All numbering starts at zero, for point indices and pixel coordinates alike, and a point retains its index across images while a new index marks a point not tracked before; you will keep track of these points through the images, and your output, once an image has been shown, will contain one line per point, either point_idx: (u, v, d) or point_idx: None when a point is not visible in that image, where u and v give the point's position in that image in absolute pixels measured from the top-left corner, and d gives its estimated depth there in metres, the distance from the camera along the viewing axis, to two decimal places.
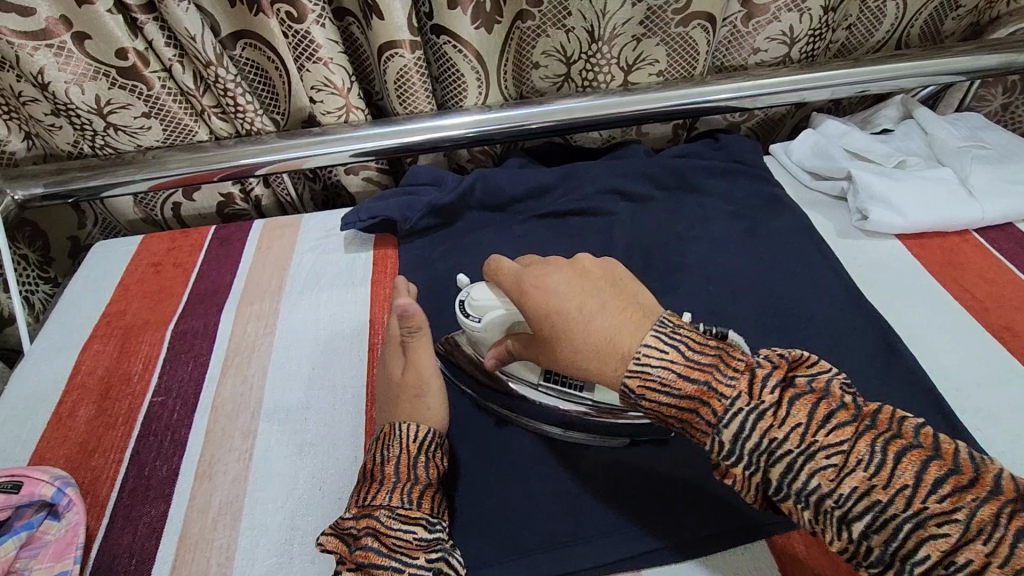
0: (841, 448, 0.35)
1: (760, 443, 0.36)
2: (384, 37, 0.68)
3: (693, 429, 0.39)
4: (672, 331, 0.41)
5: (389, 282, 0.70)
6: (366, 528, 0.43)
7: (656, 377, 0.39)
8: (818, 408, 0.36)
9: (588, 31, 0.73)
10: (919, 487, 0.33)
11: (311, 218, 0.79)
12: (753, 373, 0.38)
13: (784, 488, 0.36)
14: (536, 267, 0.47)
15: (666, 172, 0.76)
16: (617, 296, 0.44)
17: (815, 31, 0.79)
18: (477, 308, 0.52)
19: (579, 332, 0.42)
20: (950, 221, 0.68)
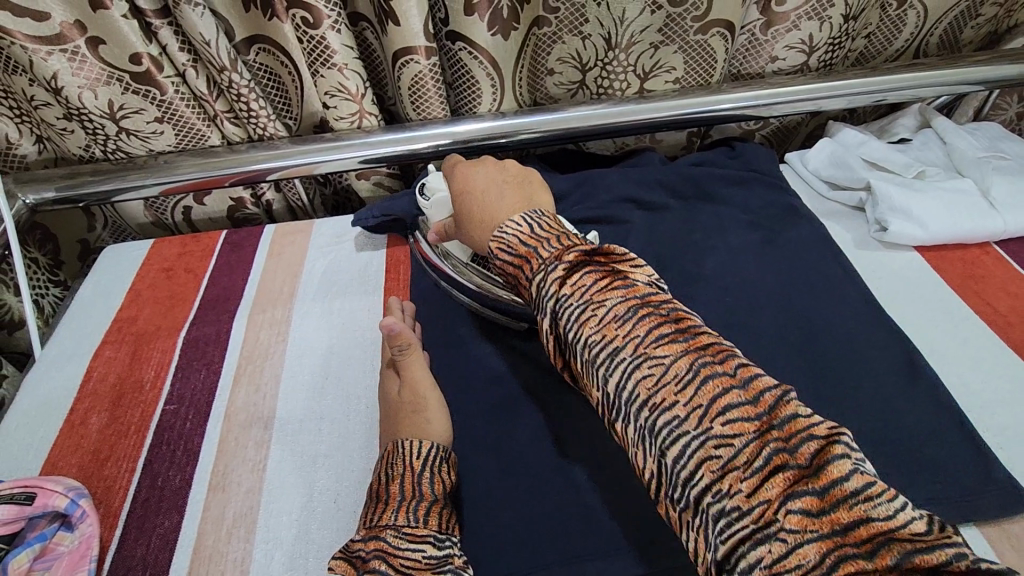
0: (605, 306, 0.42)
1: (578, 329, 0.42)
2: (399, 44, 0.67)
3: (519, 281, 0.49)
4: (536, 217, 0.51)
5: (402, 289, 0.70)
6: (372, 547, 0.43)
7: (506, 242, 0.50)
8: (604, 280, 0.43)
9: (605, 39, 0.72)
10: (648, 340, 0.40)
11: (323, 224, 0.78)
12: (573, 245, 0.47)
13: (565, 338, 0.43)
14: (470, 165, 0.63)
15: (682, 181, 0.75)
16: (516, 191, 0.58)
17: (835, 39, 0.78)
18: (429, 192, 0.68)
19: (478, 207, 0.56)
20: (971, 233, 0.67)
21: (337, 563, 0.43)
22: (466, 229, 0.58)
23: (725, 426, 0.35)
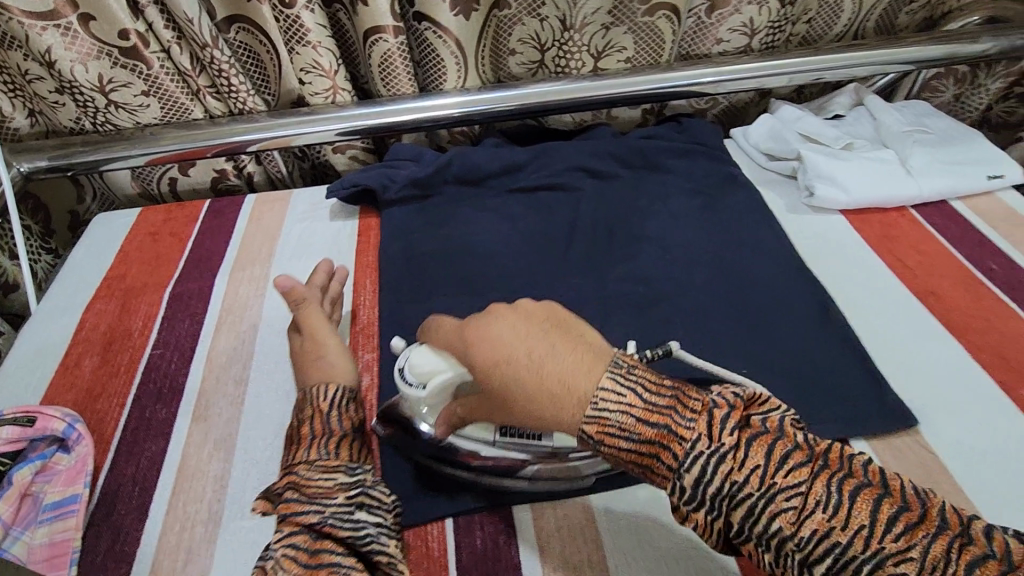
0: (798, 490, 0.34)
1: (721, 488, 0.35)
2: (369, 23, 0.73)
3: (655, 473, 0.37)
4: (627, 372, 0.38)
5: (372, 250, 0.76)
6: (289, 479, 0.46)
7: (615, 423, 0.37)
8: (774, 450, 0.35)
9: (560, 20, 0.78)
10: (877, 527, 0.33)
11: (300, 193, 0.84)
12: (706, 409, 0.36)
13: (748, 532, 0.35)
14: (480, 318, 0.43)
15: (632, 152, 0.82)
16: (568, 341, 0.40)
17: (774, 23, 0.85)
18: (419, 375, 0.49)
19: (526, 383, 0.39)
20: (889, 198, 0.74)
21: (259, 502, 0.46)
22: (518, 410, 0.40)
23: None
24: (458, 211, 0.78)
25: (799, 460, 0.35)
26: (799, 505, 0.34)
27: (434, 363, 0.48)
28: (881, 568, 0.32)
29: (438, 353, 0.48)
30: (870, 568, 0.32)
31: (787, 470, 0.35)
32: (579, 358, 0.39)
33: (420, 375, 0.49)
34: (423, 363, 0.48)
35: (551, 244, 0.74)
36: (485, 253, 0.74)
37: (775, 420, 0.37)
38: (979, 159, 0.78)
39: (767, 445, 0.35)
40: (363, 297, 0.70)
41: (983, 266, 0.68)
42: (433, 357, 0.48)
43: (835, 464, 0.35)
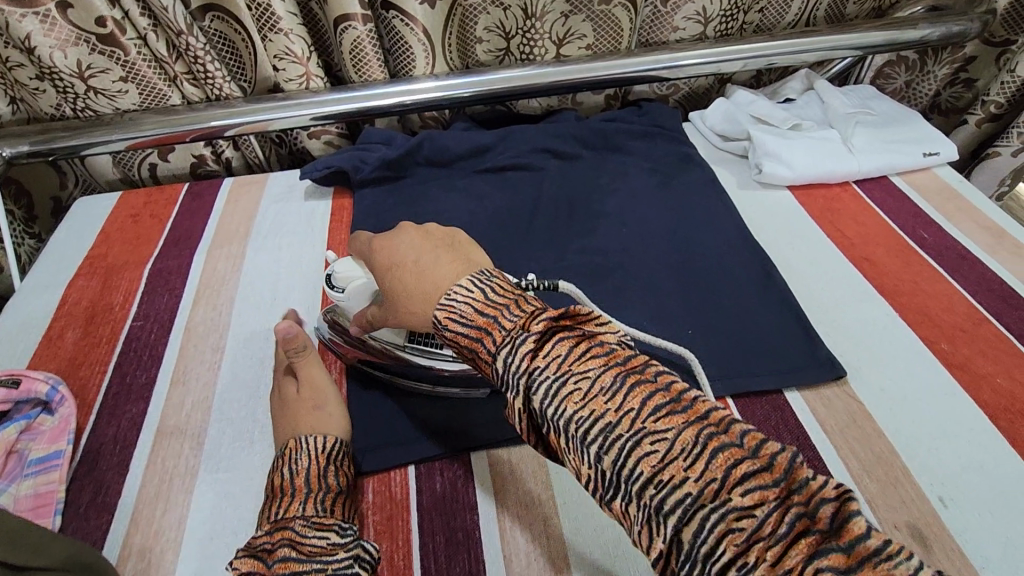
0: (587, 375, 0.37)
1: (569, 412, 0.36)
2: (337, 11, 0.77)
3: (480, 359, 0.41)
4: (485, 279, 0.44)
5: (344, 228, 0.79)
6: (281, 540, 0.44)
7: (457, 311, 0.42)
8: (578, 345, 0.38)
9: (523, 8, 0.82)
10: (644, 412, 0.35)
11: (276, 176, 0.87)
12: (536, 311, 0.41)
13: (541, 413, 0.37)
14: (388, 235, 0.53)
15: (593, 134, 0.86)
16: (451, 254, 0.49)
17: (726, 11, 0.90)
18: (341, 280, 0.58)
19: (407, 279, 0.48)
20: (831, 173, 0.79)
21: (240, 561, 0.43)
22: (399, 304, 0.48)
23: (744, 497, 0.31)
24: (428, 190, 0.82)
25: (671, 408, 0.34)
26: (661, 451, 0.33)
27: (353, 270, 0.58)
28: (723, 521, 0.31)
29: (357, 263, 0.58)
30: (715, 520, 0.31)
31: (658, 416, 0.34)
32: (451, 265, 0.47)
33: (342, 281, 0.58)
34: (345, 270, 0.58)
35: (515, 220, 0.78)
36: (452, 229, 0.78)
37: (667, 375, 0.37)
38: (918, 137, 0.83)
39: (644, 391, 0.35)
40: (336, 271, 0.74)
41: (915, 235, 0.73)
42: (354, 265, 0.58)
43: (712, 419, 0.34)
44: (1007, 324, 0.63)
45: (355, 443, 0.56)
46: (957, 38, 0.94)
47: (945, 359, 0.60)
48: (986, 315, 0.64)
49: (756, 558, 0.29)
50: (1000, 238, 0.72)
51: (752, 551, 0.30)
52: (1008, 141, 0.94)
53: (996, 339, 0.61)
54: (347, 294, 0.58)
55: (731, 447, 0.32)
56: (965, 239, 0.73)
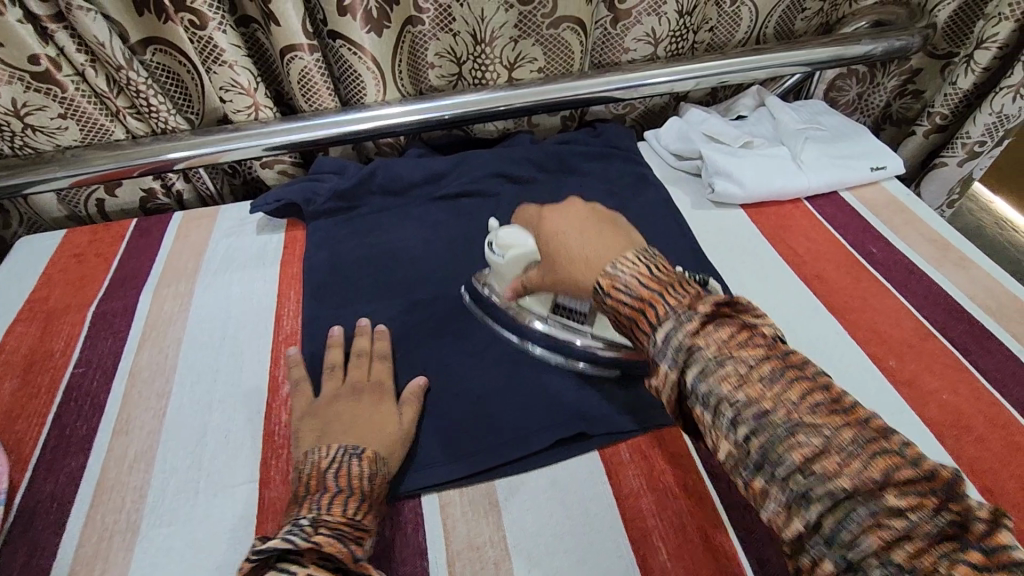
0: (747, 362, 0.42)
1: (686, 347, 0.43)
2: (283, 42, 0.76)
3: (639, 328, 0.47)
4: (648, 258, 0.50)
5: (297, 261, 0.78)
6: (357, 537, 0.46)
7: (622, 281, 0.49)
8: (740, 333, 0.44)
9: (472, 35, 0.82)
10: (801, 405, 0.40)
11: (228, 208, 0.86)
12: (699, 294, 0.46)
13: (694, 389, 0.43)
14: (555, 206, 0.61)
15: (547, 157, 0.86)
16: (612, 231, 0.55)
17: (675, 32, 0.91)
18: (501, 245, 0.62)
19: (571, 246, 0.55)
20: (781, 191, 0.80)
21: (329, 544, 0.43)
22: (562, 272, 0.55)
23: (813, 420, 0.39)
24: (383, 219, 0.81)
25: (759, 345, 0.43)
26: (742, 375, 0.41)
27: (517, 239, 0.61)
28: (793, 434, 0.39)
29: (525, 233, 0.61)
30: (785, 432, 0.39)
31: (746, 348, 0.43)
32: (615, 238, 0.54)
33: (505, 246, 0.62)
34: (507, 237, 0.61)
35: (472, 247, 0.78)
36: (408, 258, 0.77)
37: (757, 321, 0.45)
38: (865, 151, 0.85)
39: (736, 330, 0.44)
40: (287, 307, 0.72)
41: (864, 250, 0.75)
42: (519, 234, 0.61)
43: (793, 361, 0.42)
44: (952, 338, 0.64)
45: None
46: (899, 53, 0.96)
47: (892, 375, 0.61)
48: (931, 330, 0.65)
49: (822, 465, 0.37)
50: (944, 250, 0.74)
51: (818, 461, 0.37)
52: (954, 151, 0.96)
53: (941, 353, 0.63)
54: (506, 260, 0.62)
55: (891, 454, 0.37)
56: (911, 252, 0.74)
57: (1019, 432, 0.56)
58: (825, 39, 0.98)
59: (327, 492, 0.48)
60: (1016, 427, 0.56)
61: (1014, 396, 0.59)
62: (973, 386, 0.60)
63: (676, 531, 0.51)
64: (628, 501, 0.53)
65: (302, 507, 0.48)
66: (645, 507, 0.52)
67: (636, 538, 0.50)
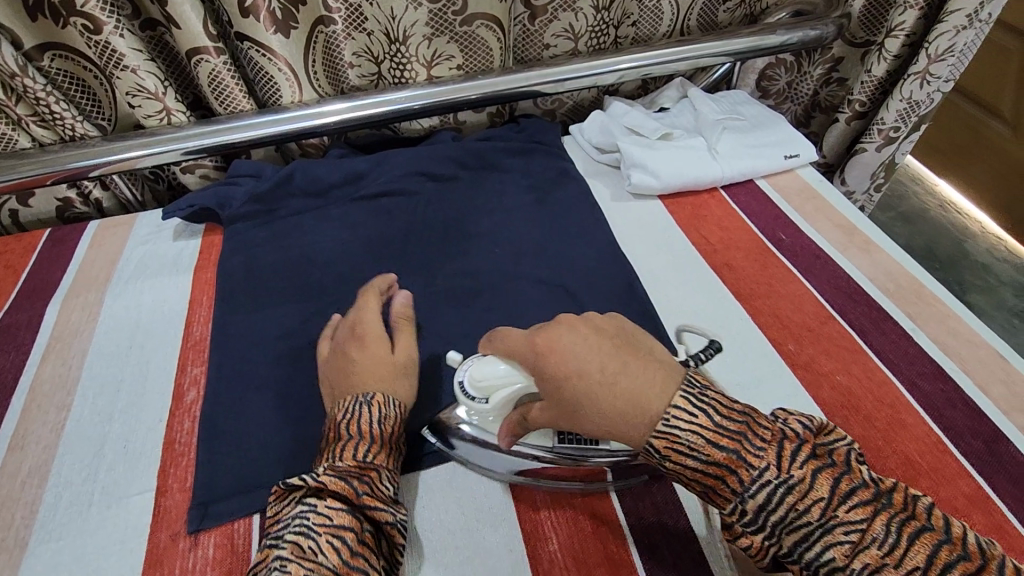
0: (857, 525, 0.39)
1: (785, 516, 0.40)
2: (187, 44, 0.75)
3: (717, 492, 0.43)
4: (699, 394, 0.45)
5: (211, 267, 0.77)
6: (365, 475, 0.49)
7: (684, 442, 0.43)
8: (839, 482, 0.41)
9: (385, 33, 0.82)
10: (932, 571, 0.37)
11: (145, 215, 0.84)
12: (775, 438, 0.42)
13: (796, 554, 0.40)
14: (548, 331, 0.49)
15: (469, 154, 0.86)
16: (639, 358, 0.47)
17: (595, 27, 0.92)
18: (482, 389, 0.52)
19: (598, 393, 0.46)
20: (696, 181, 0.82)
21: (333, 482, 0.47)
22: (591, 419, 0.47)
23: None
24: (301, 221, 0.81)
25: (864, 496, 0.40)
26: (856, 539, 0.39)
27: (500, 376, 0.51)
28: None
29: (500, 366, 0.51)
30: None
31: (851, 504, 0.40)
32: (648, 375, 0.46)
33: (486, 387, 0.52)
34: (487, 376, 0.51)
35: (390, 247, 0.78)
36: (324, 260, 0.76)
37: (842, 455, 0.43)
38: (780, 140, 0.86)
39: (833, 479, 0.41)
40: (199, 313, 0.71)
41: (774, 238, 0.76)
42: (495, 370, 0.51)
43: (898, 504, 0.40)
44: (850, 321, 0.66)
45: (197, 495, 0.54)
46: (815, 42, 0.97)
47: (790, 359, 0.62)
48: (832, 312, 0.67)
49: None
50: (851, 235, 0.76)
51: None
52: (872, 137, 0.98)
53: (838, 336, 0.64)
54: (491, 404, 0.52)
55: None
56: (820, 238, 0.76)
57: (906, 409, 0.58)
58: (749, 29, 0.99)
59: (338, 438, 0.52)
60: (904, 405, 0.58)
61: (905, 374, 0.61)
62: (865, 366, 0.61)
63: (569, 521, 0.52)
64: (523, 493, 0.54)
65: (324, 450, 0.52)
66: (540, 499, 0.54)
67: (527, 530, 0.52)
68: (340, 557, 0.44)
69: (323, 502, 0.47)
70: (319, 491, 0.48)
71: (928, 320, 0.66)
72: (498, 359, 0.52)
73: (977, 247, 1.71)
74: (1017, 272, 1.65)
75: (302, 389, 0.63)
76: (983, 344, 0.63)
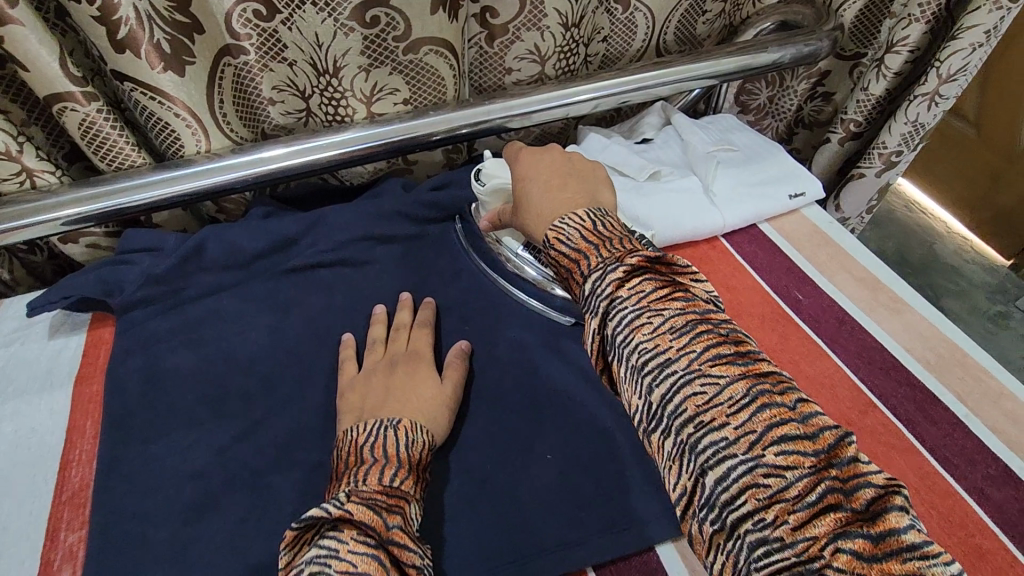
0: (661, 312, 0.39)
1: (606, 292, 0.41)
2: (44, 90, 0.57)
3: (573, 281, 0.44)
4: (601, 217, 0.46)
5: (99, 375, 0.60)
6: (394, 505, 0.44)
7: (566, 233, 0.46)
8: (663, 287, 0.40)
9: (311, 64, 0.66)
10: (706, 358, 0.37)
11: (12, 304, 0.66)
12: (635, 248, 0.43)
13: (608, 337, 0.40)
14: (534, 150, 0.57)
15: (424, 207, 0.72)
16: (581, 185, 0.52)
17: (564, 47, 0.77)
18: (486, 175, 0.65)
19: (533, 195, 0.52)
20: (694, 230, 0.70)
21: (362, 510, 0.42)
22: (519, 221, 0.54)
23: (720, 372, 0.36)
24: (219, 305, 0.65)
25: (677, 296, 0.40)
26: (654, 322, 0.38)
27: (500, 171, 0.64)
28: (690, 386, 0.36)
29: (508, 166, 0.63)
30: (685, 384, 0.36)
31: (663, 297, 0.39)
32: (576, 196, 0.50)
33: (488, 178, 0.65)
34: (494, 168, 0.65)
35: (334, 335, 0.63)
36: (250, 357, 0.61)
37: (688, 281, 0.42)
38: (782, 176, 0.75)
39: (659, 281, 0.41)
40: (80, 448, 0.55)
41: (789, 297, 0.65)
42: (504, 167, 0.64)
43: (711, 315, 0.39)
44: (894, 407, 0.55)
45: None
46: (808, 59, 0.86)
47: None
48: (872, 398, 0.56)
49: (714, 419, 0.35)
50: (875, 290, 0.66)
51: (710, 415, 0.35)
52: (871, 162, 0.89)
53: (884, 430, 0.54)
54: (486, 191, 0.64)
55: (780, 406, 0.34)
56: (842, 298, 0.65)
57: (981, 531, 0.48)
58: (733, 44, 0.87)
59: (362, 464, 0.47)
60: (977, 524, 0.48)
61: (967, 478, 0.51)
62: (922, 471, 0.51)
63: None
64: None
65: (342, 480, 0.47)
66: None
67: None
68: None
69: (346, 544, 0.40)
70: (347, 518, 0.41)
71: (979, 400, 0.56)
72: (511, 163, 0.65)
73: (945, 249, 1.68)
74: (985, 274, 1.62)
75: (224, 553, 0.49)
76: None
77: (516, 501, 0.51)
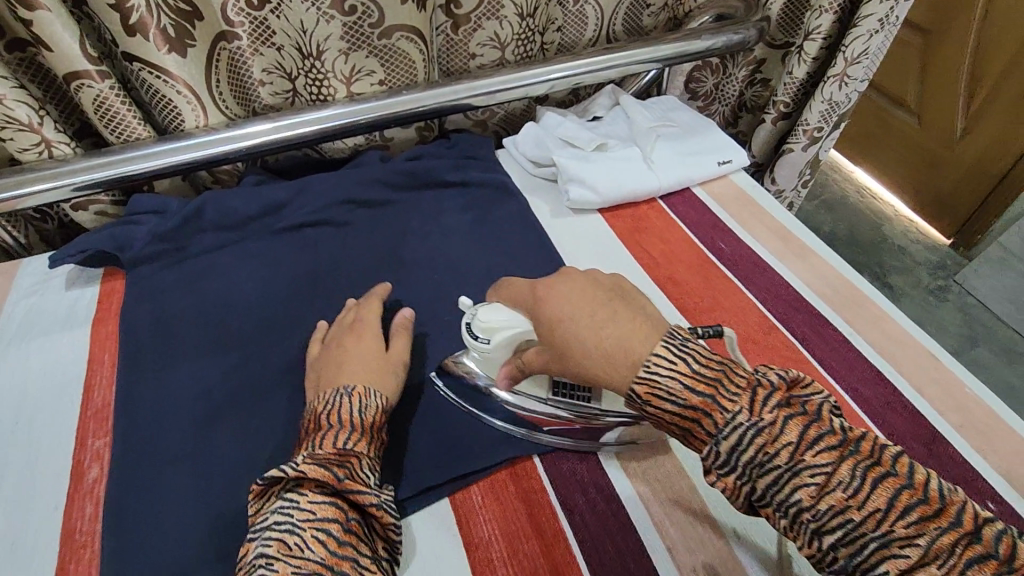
0: (824, 468, 0.39)
1: (754, 456, 0.41)
2: (63, 69, 0.66)
3: (696, 436, 0.44)
4: (681, 344, 0.46)
5: (112, 319, 0.68)
6: (345, 461, 0.49)
7: (663, 387, 0.44)
8: (809, 429, 0.41)
9: (297, 48, 0.76)
10: (893, 513, 0.37)
11: (32, 261, 0.74)
12: (744, 386, 0.44)
13: (769, 496, 0.41)
14: (546, 280, 0.55)
15: (398, 175, 0.82)
16: (628, 310, 0.50)
17: (521, 35, 0.88)
18: (484, 330, 0.57)
19: (584, 334, 0.49)
20: (634, 192, 0.80)
21: (313, 471, 0.47)
22: (576, 364, 0.49)
23: (907, 527, 0.36)
24: (218, 260, 0.73)
25: (831, 442, 0.40)
26: (822, 482, 0.39)
27: (501, 320, 0.56)
28: (887, 546, 0.36)
29: (505, 311, 0.56)
30: (879, 544, 0.36)
31: (818, 449, 0.40)
32: (635, 321, 0.48)
33: (488, 329, 0.57)
34: (489, 319, 0.56)
35: (321, 284, 0.73)
36: (246, 303, 0.70)
37: (816, 404, 0.43)
38: (713, 147, 0.86)
39: (802, 425, 0.41)
40: (100, 376, 0.63)
41: (715, 247, 0.76)
42: (500, 314, 0.56)
43: (867, 451, 0.40)
44: (793, 329, 0.66)
45: None
46: (738, 46, 0.97)
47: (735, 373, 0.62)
48: (774, 322, 0.67)
49: None
50: (788, 241, 0.77)
51: (918, 574, 0.35)
52: (798, 138, 1.00)
53: (782, 346, 0.65)
54: (493, 346, 0.56)
55: (984, 557, 0.34)
56: (760, 247, 0.76)
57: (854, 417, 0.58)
58: (676, 33, 0.97)
59: (320, 430, 0.52)
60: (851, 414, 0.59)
61: (847, 381, 0.61)
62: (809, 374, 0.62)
63: None
64: (478, 552, 0.51)
65: (304, 443, 0.52)
66: (497, 555, 0.50)
67: None
68: (327, 548, 0.44)
69: (305, 496, 0.46)
70: (303, 478, 0.47)
71: (867, 325, 0.67)
72: (502, 305, 0.57)
73: (894, 230, 1.80)
74: (929, 251, 1.74)
75: (228, 455, 0.57)
76: (915, 345, 0.65)
77: (476, 409, 0.61)
